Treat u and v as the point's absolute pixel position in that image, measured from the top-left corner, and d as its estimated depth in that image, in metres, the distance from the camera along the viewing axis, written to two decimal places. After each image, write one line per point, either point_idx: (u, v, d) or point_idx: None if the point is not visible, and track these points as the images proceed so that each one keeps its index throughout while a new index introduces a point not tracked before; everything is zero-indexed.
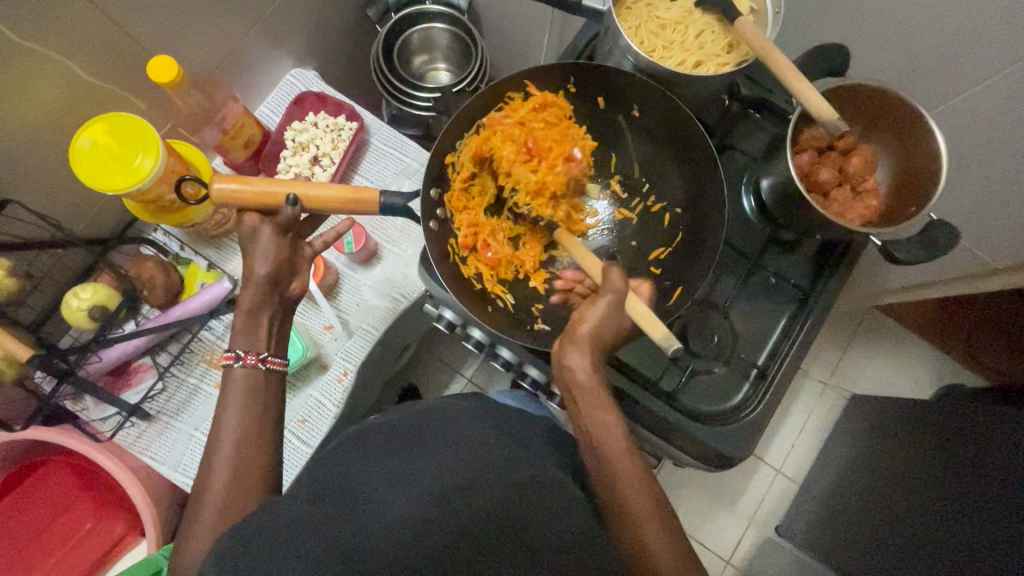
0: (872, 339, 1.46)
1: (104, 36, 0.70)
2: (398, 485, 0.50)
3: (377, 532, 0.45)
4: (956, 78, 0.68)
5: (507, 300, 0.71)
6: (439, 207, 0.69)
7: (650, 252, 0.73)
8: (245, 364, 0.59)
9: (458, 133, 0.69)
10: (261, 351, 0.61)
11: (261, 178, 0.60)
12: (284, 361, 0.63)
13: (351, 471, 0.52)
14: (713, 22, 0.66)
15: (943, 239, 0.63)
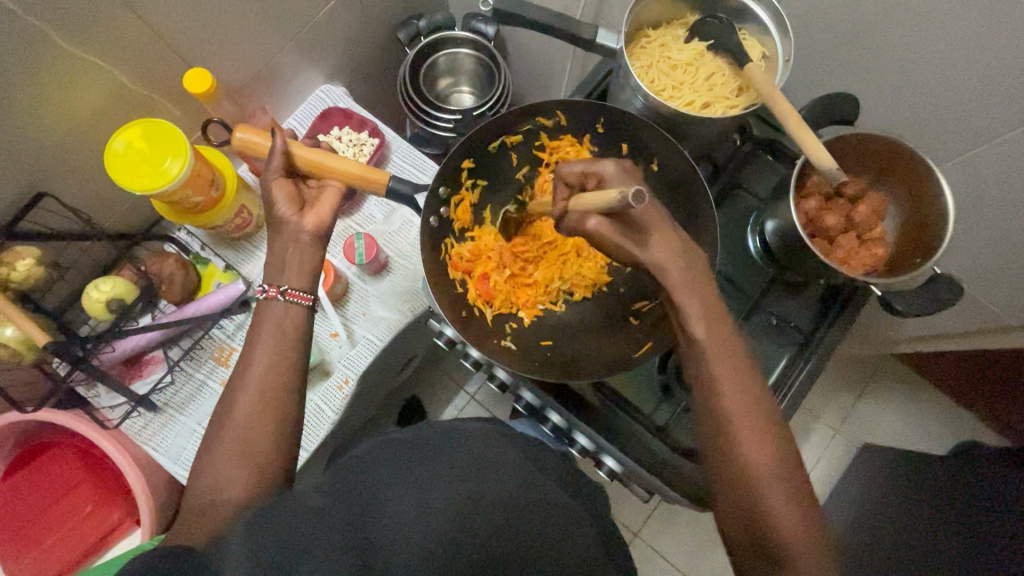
0: (887, 386, 1.43)
1: (146, 46, 0.75)
2: (410, 496, 0.50)
3: (388, 549, 0.46)
4: (969, 133, 0.68)
5: (486, 313, 0.73)
6: (444, 205, 0.72)
7: (636, 301, 0.74)
8: (267, 296, 0.63)
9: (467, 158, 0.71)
10: (282, 285, 0.64)
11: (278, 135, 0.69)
12: (307, 295, 0.64)
13: (366, 474, 0.54)
14: (723, 65, 0.68)
15: (948, 293, 0.63)
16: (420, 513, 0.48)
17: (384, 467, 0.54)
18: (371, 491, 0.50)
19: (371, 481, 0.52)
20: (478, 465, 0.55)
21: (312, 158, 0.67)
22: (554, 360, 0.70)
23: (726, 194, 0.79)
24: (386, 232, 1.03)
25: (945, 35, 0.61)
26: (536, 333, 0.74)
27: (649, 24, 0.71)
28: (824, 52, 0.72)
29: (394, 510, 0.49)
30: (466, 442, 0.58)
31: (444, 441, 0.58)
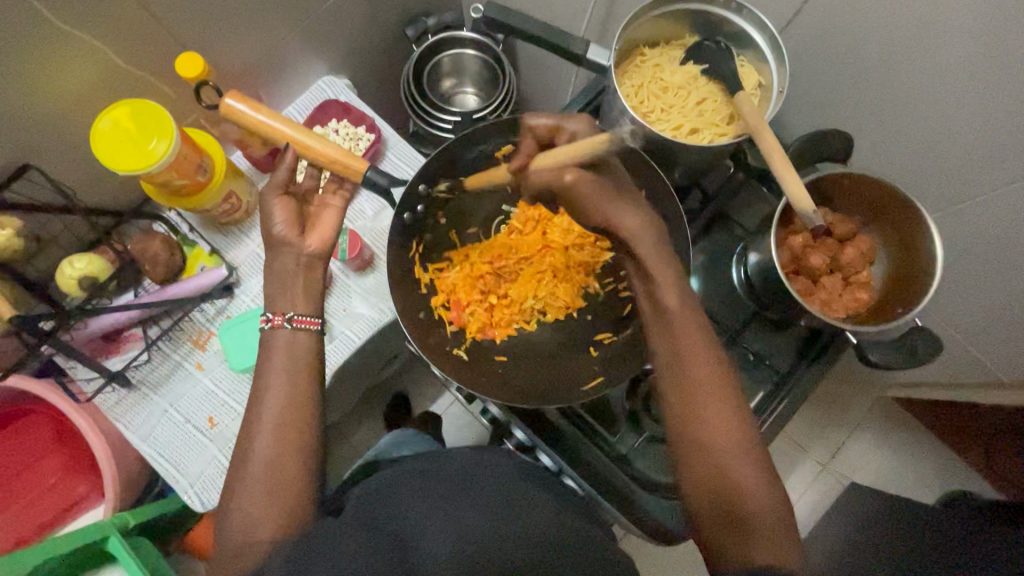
0: (880, 426, 1.40)
1: (139, 28, 0.75)
2: (439, 517, 0.50)
3: (423, 564, 0.46)
4: (967, 184, 0.65)
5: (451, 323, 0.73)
6: (422, 204, 0.70)
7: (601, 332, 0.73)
8: (271, 324, 0.65)
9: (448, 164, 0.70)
10: (287, 312, 0.65)
11: (269, 109, 0.68)
12: (312, 320, 0.65)
13: (391, 499, 0.54)
14: (717, 91, 0.66)
15: (924, 350, 0.61)
16: (452, 539, 0.48)
17: (402, 493, 0.55)
18: (402, 517, 0.51)
19: (400, 506, 0.52)
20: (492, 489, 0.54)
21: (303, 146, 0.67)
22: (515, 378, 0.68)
23: (713, 222, 0.77)
24: (374, 229, 1.02)
25: (945, 80, 0.58)
26: (500, 351, 0.73)
27: (646, 42, 0.69)
28: (825, 85, 0.70)
29: (430, 537, 0.48)
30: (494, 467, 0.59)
31: (457, 470, 0.58)
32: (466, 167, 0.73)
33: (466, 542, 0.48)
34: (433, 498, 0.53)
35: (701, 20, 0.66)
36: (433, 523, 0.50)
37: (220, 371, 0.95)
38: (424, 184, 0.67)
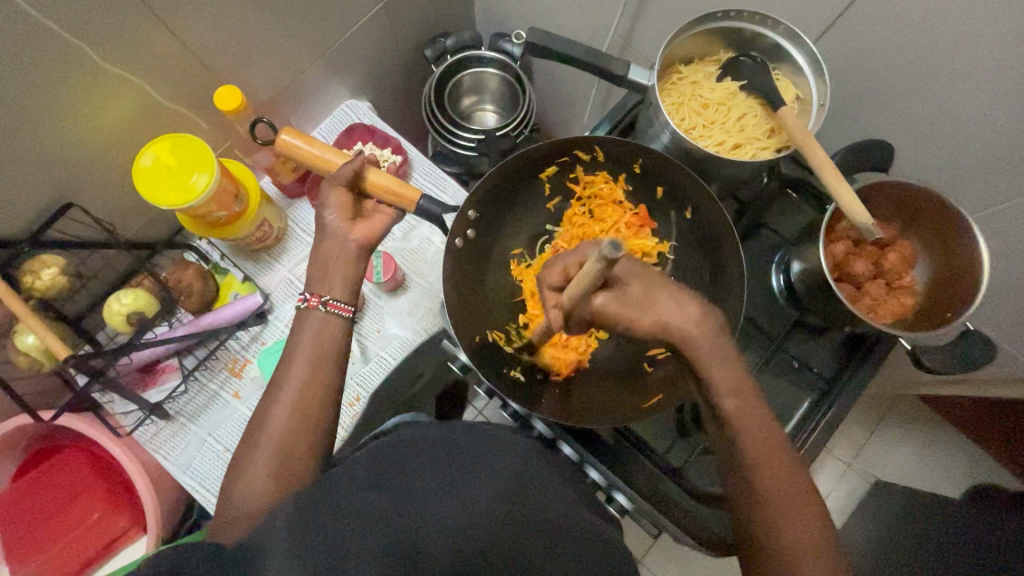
0: (905, 423, 1.41)
1: (175, 62, 0.76)
2: (449, 501, 0.49)
3: (434, 541, 0.45)
4: (1005, 186, 0.66)
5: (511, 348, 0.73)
6: (472, 228, 0.72)
7: (652, 347, 0.74)
8: (307, 305, 0.66)
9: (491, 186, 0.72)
10: (323, 295, 0.66)
11: (322, 142, 0.69)
12: (345, 306, 0.66)
13: (394, 469, 0.52)
14: (756, 106, 0.67)
15: (977, 351, 0.62)
16: (461, 527, 0.47)
17: (414, 463, 0.53)
18: (409, 494, 0.49)
19: (409, 479, 0.51)
20: (501, 477, 0.54)
21: (367, 179, 0.67)
22: (574, 398, 0.70)
23: (751, 233, 0.78)
24: (404, 250, 1.03)
25: (984, 85, 0.59)
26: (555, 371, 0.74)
27: (682, 60, 0.70)
28: (856, 94, 0.71)
29: (437, 520, 0.47)
30: (502, 453, 0.58)
31: (469, 448, 0.57)
32: (514, 190, 0.75)
33: (479, 529, 0.47)
34: (445, 483, 0.51)
35: (736, 37, 0.68)
36: (451, 510, 0.48)
37: (258, 398, 0.94)
38: (473, 212, 0.71)
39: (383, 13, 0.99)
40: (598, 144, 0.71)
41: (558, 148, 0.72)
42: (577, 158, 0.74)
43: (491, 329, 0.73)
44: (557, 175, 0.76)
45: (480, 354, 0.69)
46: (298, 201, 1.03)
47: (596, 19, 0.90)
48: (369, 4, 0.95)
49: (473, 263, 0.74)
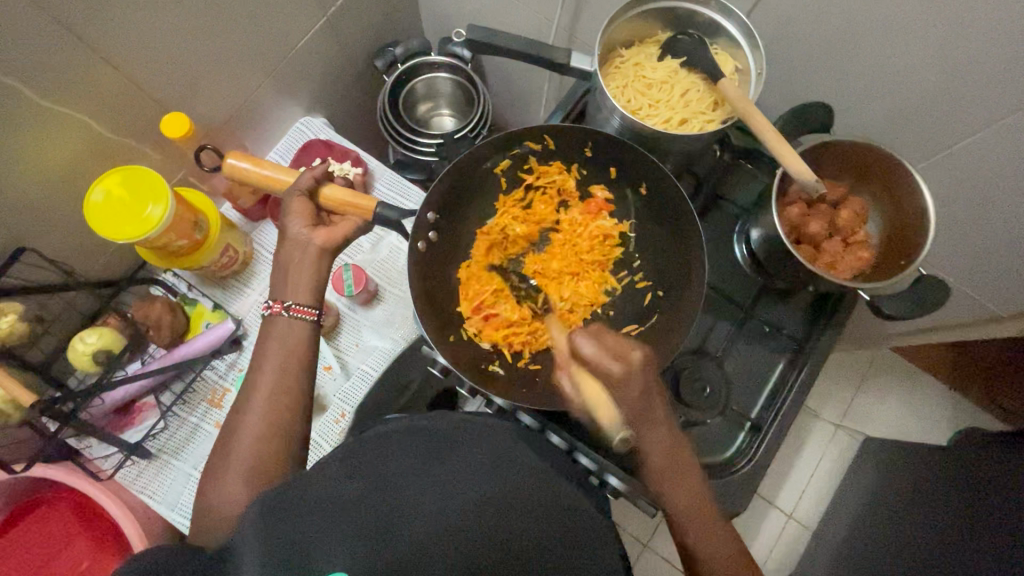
0: (885, 378, 1.44)
1: (119, 95, 0.75)
2: (426, 491, 0.54)
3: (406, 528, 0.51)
4: (943, 134, 0.69)
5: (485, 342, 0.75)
6: (433, 230, 0.74)
7: (624, 325, 0.75)
8: (270, 311, 0.67)
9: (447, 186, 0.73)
10: (286, 301, 0.67)
11: (271, 162, 0.72)
12: (309, 309, 0.67)
13: (383, 462, 0.56)
14: (697, 81, 0.69)
15: (931, 294, 0.65)
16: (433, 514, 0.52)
17: (403, 454, 0.57)
18: (391, 486, 0.54)
19: (392, 472, 0.55)
20: (481, 465, 0.57)
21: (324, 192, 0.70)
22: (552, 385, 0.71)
23: (710, 206, 0.80)
24: (375, 260, 1.03)
25: (911, 38, 0.62)
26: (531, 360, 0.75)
27: (623, 43, 0.72)
28: (794, 60, 0.73)
29: (411, 509, 0.52)
30: (488, 439, 0.60)
31: (457, 435, 0.60)
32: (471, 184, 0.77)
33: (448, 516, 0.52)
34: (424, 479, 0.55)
35: (672, 16, 0.69)
36: (427, 504, 0.53)
37: None
38: (431, 213, 0.73)
39: (328, 27, 0.99)
40: (545, 131, 0.73)
41: (508, 139, 0.74)
42: (529, 149, 0.76)
43: (464, 327, 0.75)
44: (514, 167, 0.78)
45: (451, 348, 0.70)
46: (261, 223, 1.01)
47: (539, 13, 0.92)
48: (313, 20, 0.95)
49: (436, 260, 0.76)
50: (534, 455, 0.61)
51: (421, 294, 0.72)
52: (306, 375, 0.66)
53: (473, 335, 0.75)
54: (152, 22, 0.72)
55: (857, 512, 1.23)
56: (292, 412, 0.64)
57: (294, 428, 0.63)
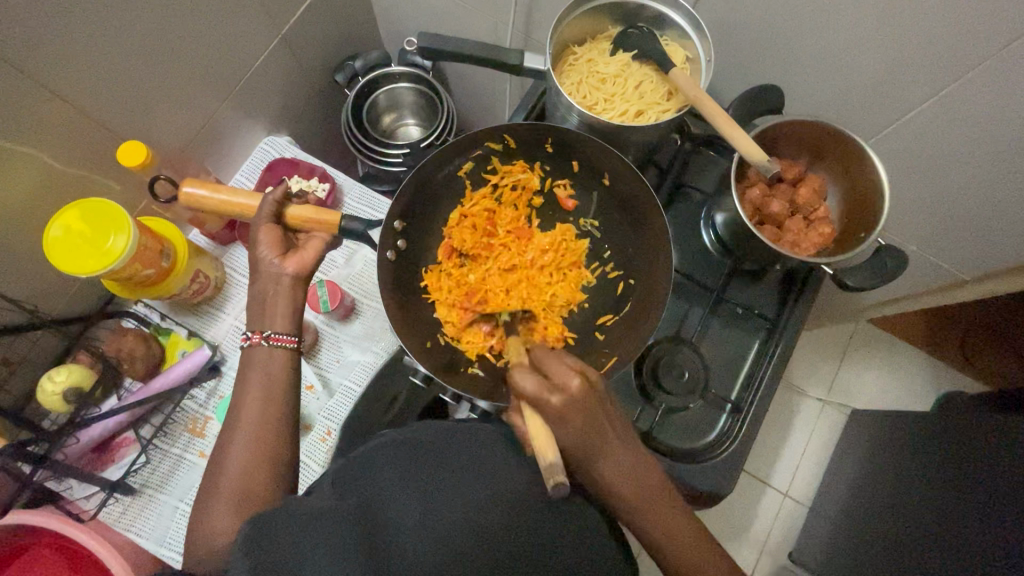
0: (866, 351, 1.47)
1: (72, 127, 0.73)
2: (410, 505, 0.53)
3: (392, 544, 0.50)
4: (891, 108, 0.71)
5: (460, 348, 0.75)
6: (400, 238, 0.74)
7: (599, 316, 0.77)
8: (251, 342, 0.66)
9: (411, 195, 0.74)
10: (266, 330, 0.67)
11: (227, 186, 0.70)
12: (290, 337, 0.67)
13: (365, 482, 0.56)
14: (650, 72, 0.70)
15: (892, 263, 0.67)
16: (417, 527, 0.52)
17: (383, 473, 0.56)
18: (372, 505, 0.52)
19: (374, 492, 0.54)
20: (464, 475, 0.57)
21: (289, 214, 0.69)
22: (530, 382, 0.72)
23: (675, 194, 0.81)
24: (350, 275, 1.02)
25: (849, 16, 0.64)
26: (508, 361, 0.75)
27: (575, 41, 0.73)
28: (742, 45, 0.75)
29: (394, 524, 0.52)
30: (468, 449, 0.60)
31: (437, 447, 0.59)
32: (437, 190, 0.78)
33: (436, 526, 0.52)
34: (410, 485, 0.55)
35: (619, 11, 0.70)
36: (410, 518, 0.52)
37: None
38: (397, 221, 0.73)
39: (284, 46, 0.99)
40: (505, 129, 0.73)
41: (469, 140, 0.73)
42: (491, 148, 0.76)
43: (440, 333, 0.76)
44: (479, 168, 0.78)
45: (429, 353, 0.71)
46: (231, 246, 1.00)
47: (492, 17, 0.93)
48: (267, 40, 0.95)
49: (408, 268, 0.77)
50: (522, 459, 0.60)
51: (396, 304, 0.73)
52: (285, 395, 0.66)
53: (449, 338, 0.76)
54: (99, 52, 0.71)
55: (851, 485, 1.25)
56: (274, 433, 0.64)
57: (277, 450, 0.63)
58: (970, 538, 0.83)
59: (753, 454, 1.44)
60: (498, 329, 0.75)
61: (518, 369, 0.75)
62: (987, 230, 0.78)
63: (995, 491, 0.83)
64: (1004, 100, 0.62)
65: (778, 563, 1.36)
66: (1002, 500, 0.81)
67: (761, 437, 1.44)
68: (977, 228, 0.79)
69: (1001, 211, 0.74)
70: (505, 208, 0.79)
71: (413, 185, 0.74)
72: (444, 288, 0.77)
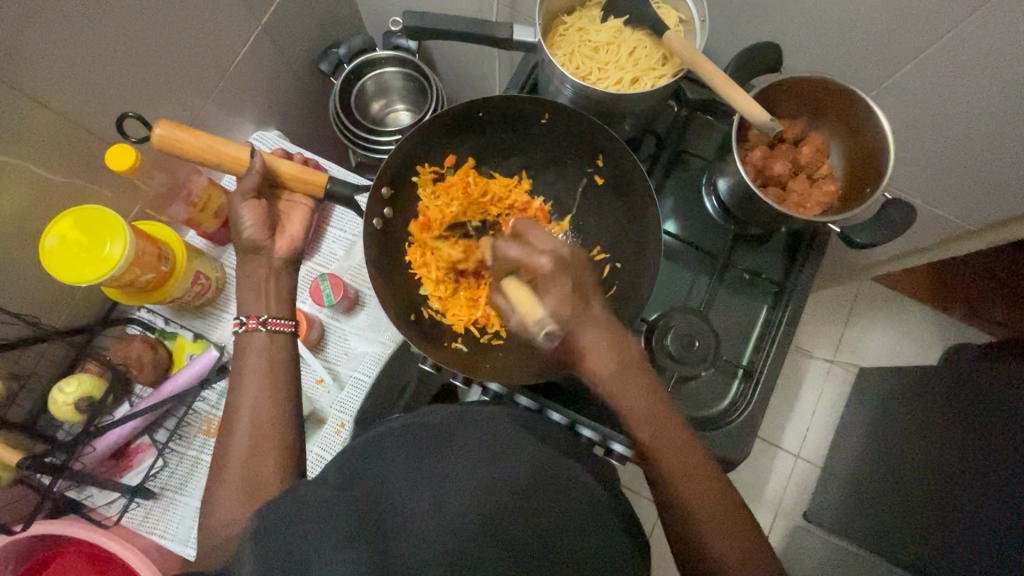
0: (870, 309, 1.47)
1: (57, 134, 0.72)
2: (427, 500, 0.53)
3: (410, 544, 0.50)
4: (892, 57, 0.69)
5: (442, 318, 0.77)
6: (387, 206, 0.74)
7: None
8: (248, 328, 0.68)
9: (399, 166, 0.73)
10: (261, 314, 0.69)
11: (210, 136, 0.67)
12: (286, 321, 0.70)
13: (382, 471, 0.56)
14: (643, 37, 0.69)
15: (900, 217, 0.66)
16: (435, 521, 0.51)
17: (398, 462, 0.57)
18: (388, 498, 0.53)
19: (390, 485, 0.54)
20: (480, 465, 0.56)
21: (280, 169, 0.72)
22: (515, 356, 0.74)
23: (676, 163, 0.80)
24: (351, 267, 1.01)
25: None
26: (491, 337, 0.76)
27: (564, 10, 0.71)
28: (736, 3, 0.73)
29: (410, 516, 0.52)
30: (484, 434, 0.60)
31: (452, 435, 0.60)
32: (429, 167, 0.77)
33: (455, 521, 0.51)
34: (426, 477, 0.55)
35: None
36: (425, 513, 0.52)
37: None
38: (384, 188, 0.73)
39: (265, 37, 0.97)
40: (502, 99, 0.70)
41: (463, 106, 0.71)
42: (484, 115, 0.73)
43: (425, 307, 0.77)
44: (465, 141, 0.77)
45: (412, 328, 0.72)
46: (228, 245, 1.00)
47: None
48: (249, 31, 0.93)
49: (393, 246, 0.76)
50: (535, 446, 0.61)
51: (387, 288, 0.72)
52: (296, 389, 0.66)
53: (434, 311, 0.77)
54: (80, 54, 0.69)
55: (863, 442, 1.26)
56: (283, 429, 0.64)
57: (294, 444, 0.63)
58: (988, 481, 0.84)
59: (765, 419, 1.44)
60: (480, 301, 0.77)
61: (500, 343, 0.75)
62: (992, 178, 0.77)
63: (1009, 434, 0.83)
64: (1009, 42, 0.60)
65: (794, 523, 1.37)
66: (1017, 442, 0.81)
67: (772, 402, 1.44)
68: (982, 177, 0.78)
69: (1006, 158, 0.73)
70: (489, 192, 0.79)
71: (401, 156, 0.73)
72: (426, 262, 0.77)
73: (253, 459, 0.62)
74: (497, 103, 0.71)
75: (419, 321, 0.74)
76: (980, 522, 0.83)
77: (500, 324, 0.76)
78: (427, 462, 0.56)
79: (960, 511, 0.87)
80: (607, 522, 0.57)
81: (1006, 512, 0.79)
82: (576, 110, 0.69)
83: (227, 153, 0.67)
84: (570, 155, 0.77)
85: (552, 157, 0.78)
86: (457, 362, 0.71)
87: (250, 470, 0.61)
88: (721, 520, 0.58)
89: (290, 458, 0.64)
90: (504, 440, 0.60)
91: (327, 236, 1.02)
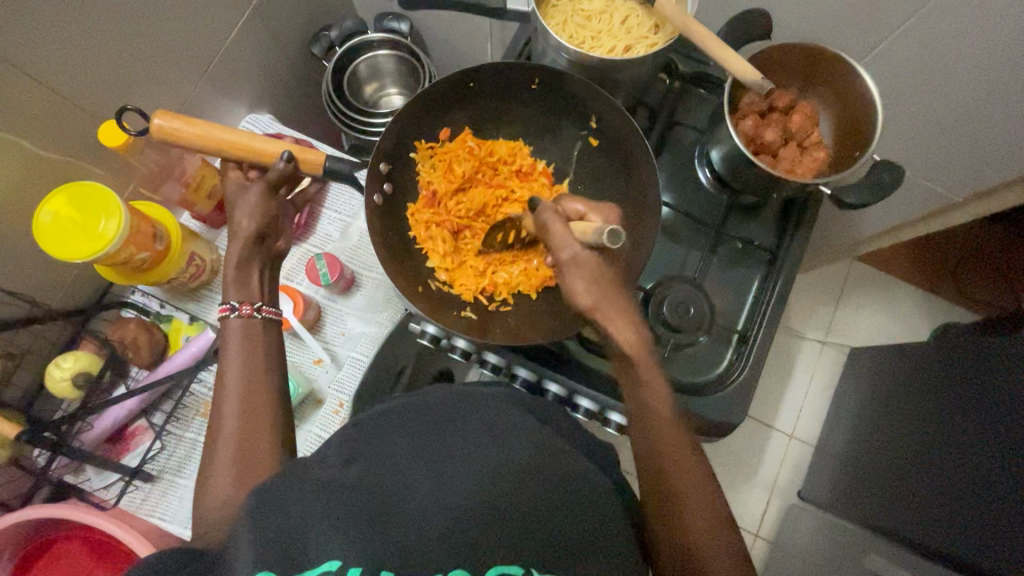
0: (862, 289, 1.49)
1: (55, 110, 0.72)
2: (429, 466, 0.54)
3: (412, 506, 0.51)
4: (878, 24, 0.71)
5: (448, 290, 0.76)
6: (387, 181, 0.74)
7: None
8: (241, 315, 0.66)
9: (398, 137, 0.73)
10: (255, 302, 0.67)
11: (229, 131, 0.67)
12: (278, 311, 0.69)
13: (382, 440, 0.57)
14: (636, 6, 0.71)
15: (890, 178, 0.68)
16: (438, 484, 0.52)
17: (399, 434, 0.58)
18: (390, 463, 0.54)
19: (392, 452, 0.55)
20: (480, 436, 0.57)
21: (306, 158, 0.69)
22: (521, 321, 0.74)
23: (669, 134, 0.81)
24: (347, 248, 1.01)
25: None
26: (497, 305, 0.76)
27: None
28: None
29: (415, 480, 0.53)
30: (484, 406, 0.61)
31: (452, 409, 0.61)
32: (426, 141, 0.78)
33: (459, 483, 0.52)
34: (428, 447, 0.56)
35: None
36: (428, 481, 0.52)
37: None
38: (383, 163, 0.73)
39: (257, 18, 0.97)
40: (496, 67, 0.71)
41: (458, 77, 0.71)
42: (480, 85, 0.74)
43: (432, 280, 0.76)
44: (460, 114, 0.78)
45: (421, 298, 0.71)
46: (221, 228, 1.00)
47: None
48: (241, 11, 0.92)
49: (392, 222, 0.76)
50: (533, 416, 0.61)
51: (389, 257, 0.72)
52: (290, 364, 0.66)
53: (441, 284, 0.77)
54: (76, 29, 0.69)
55: (856, 421, 1.28)
56: (275, 404, 0.64)
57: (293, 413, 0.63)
58: (984, 449, 0.85)
59: (759, 400, 1.45)
60: (487, 270, 0.77)
61: (507, 310, 0.75)
62: (981, 147, 0.78)
63: (1003, 401, 0.85)
64: (997, 5, 0.61)
65: (788, 501, 1.39)
66: (1016, 410, 0.82)
67: (763, 382, 1.45)
68: (968, 146, 0.79)
69: (991, 126, 0.75)
70: (488, 160, 0.80)
71: (397, 131, 0.73)
72: (429, 234, 0.78)
73: (249, 437, 0.61)
74: (491, 72, 0.72)
75: (427, 292, 0.74)
76: (974, 488, 0.85)
77: (508, 292, 0.76)
78: (427, 433, 0.57)
79: (957, 480, 0.89)
80: (604, 488, 0.57)
81: (1006, 480, 0.80)
82: (571, 75, 0.69)
83: (258, 150, 0.67)
84: (566, 126, 0.78)
85: (547, 126, 0.79)
86: (466, 330, 0.71)
87: (250, 442, 0.61)
88: (704, 501, 0.58)
89: (288, 432, 0.64)
90: (500, 413, 0.60)
91: (321, 218, 1.02)
